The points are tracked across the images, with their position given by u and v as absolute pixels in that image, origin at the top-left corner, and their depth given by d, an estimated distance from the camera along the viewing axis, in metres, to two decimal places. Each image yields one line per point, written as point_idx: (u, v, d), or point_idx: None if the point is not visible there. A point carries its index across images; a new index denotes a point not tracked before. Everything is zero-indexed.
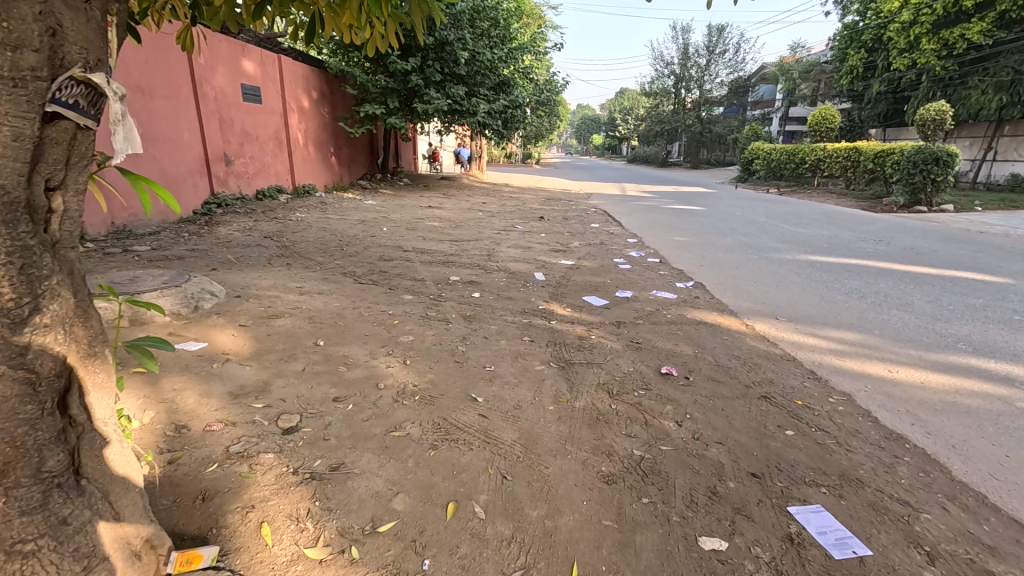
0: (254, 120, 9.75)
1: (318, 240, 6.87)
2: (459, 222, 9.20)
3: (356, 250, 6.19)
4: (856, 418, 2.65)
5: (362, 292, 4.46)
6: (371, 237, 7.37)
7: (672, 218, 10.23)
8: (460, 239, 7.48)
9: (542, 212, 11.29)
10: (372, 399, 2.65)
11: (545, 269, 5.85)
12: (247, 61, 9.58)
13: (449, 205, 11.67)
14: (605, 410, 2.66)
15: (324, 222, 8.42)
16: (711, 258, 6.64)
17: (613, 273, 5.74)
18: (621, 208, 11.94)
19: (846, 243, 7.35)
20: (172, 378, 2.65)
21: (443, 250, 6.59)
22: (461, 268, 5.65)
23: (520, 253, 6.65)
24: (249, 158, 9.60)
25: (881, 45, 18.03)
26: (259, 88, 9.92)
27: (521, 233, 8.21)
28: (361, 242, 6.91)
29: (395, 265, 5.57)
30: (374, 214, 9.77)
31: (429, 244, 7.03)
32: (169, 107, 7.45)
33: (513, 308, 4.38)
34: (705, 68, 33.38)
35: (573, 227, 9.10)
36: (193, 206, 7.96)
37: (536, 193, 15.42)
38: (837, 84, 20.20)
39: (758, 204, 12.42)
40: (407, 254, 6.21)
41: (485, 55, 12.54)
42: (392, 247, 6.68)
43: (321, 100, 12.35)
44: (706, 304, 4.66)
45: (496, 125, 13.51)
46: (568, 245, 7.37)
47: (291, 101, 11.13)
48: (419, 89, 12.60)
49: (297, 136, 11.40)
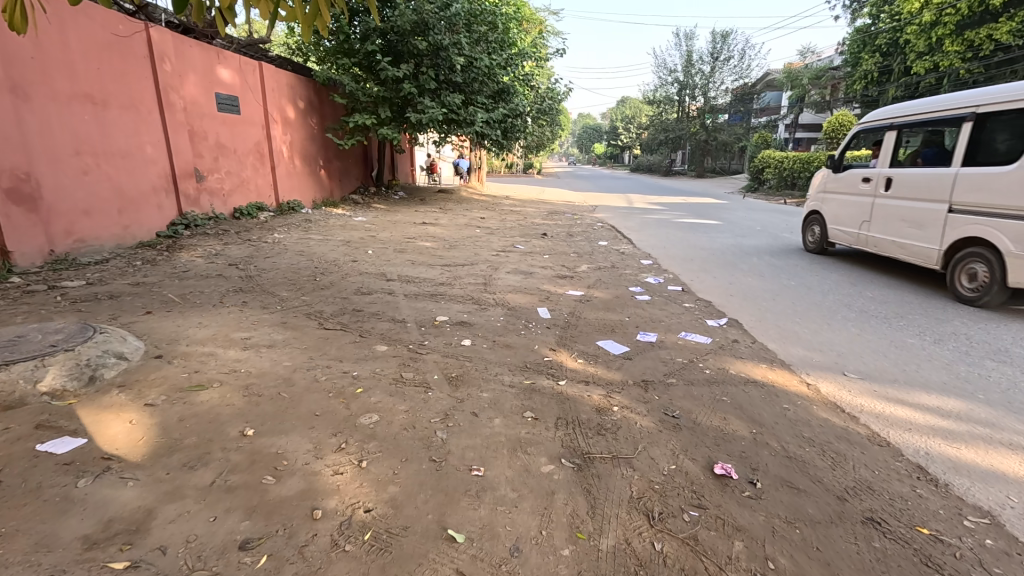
0: (230, 132, 8.97)
1: (291, 267, 6.04)
2: (454, 242, 8.39)
3: (331, 281, 5.36)
4: (1021, 566, 1.79)
5: (326, 342, 3.61)
6: (354, 261, 6.56)
7: (687, 235, 9.38)
8: (453, 263, 6.65)
9: (545, 228, 10.45)
10: (301, 543, 1.78)
11: (549, 302, 5.00)
12: (223, 68, 8.82)
13: (446, 222, 10.88)
14: (646, 557, 1.79)
15: (304, 244, 7.63)
16: (740, 284, 5.77)
17: (629, 306, 4.89)
18: (630, 223, 11.11)
19: (890, 265, 6.50)
20: (3, 516, 1.80)
21: (432, 279, 5.77)
22: (451, 303, 4.81)
23: (521, 281, 5.81)
24: (225, 173, 8.82)
25: (897, 48, 17.38)
26: (237, 97, 9.15)
27: (521, 255, 7.37)
28: (340, 269, 6.09)
29: (372, 300, 4.73)
30: (362, 233, 8.96)
31: (417, 271, 6.19)
32: (128, 118, 6.65)
33: (511, 361, 3.52)
34: (709, 75, 32.74)
35: (579, 247, 8.25)
36: (157, 228, 7.18)
37: (539, 206, 14.63)
38: (850, 89, 19.49)
39: (777, 217, 11.59)
40: (391, 285, 5.37)
41: (483, 61, 11.80)
42: (374, 275, 5.85)
43: (308, 109, 11.59)
44: (749, 352, 3.79)
45: (495, 136, 12.76)
46: (575, 269, 6.52)
47: (274, 111, 10.37)
48: (412, 97, 11.83)
49: (281, 149, 10.64)
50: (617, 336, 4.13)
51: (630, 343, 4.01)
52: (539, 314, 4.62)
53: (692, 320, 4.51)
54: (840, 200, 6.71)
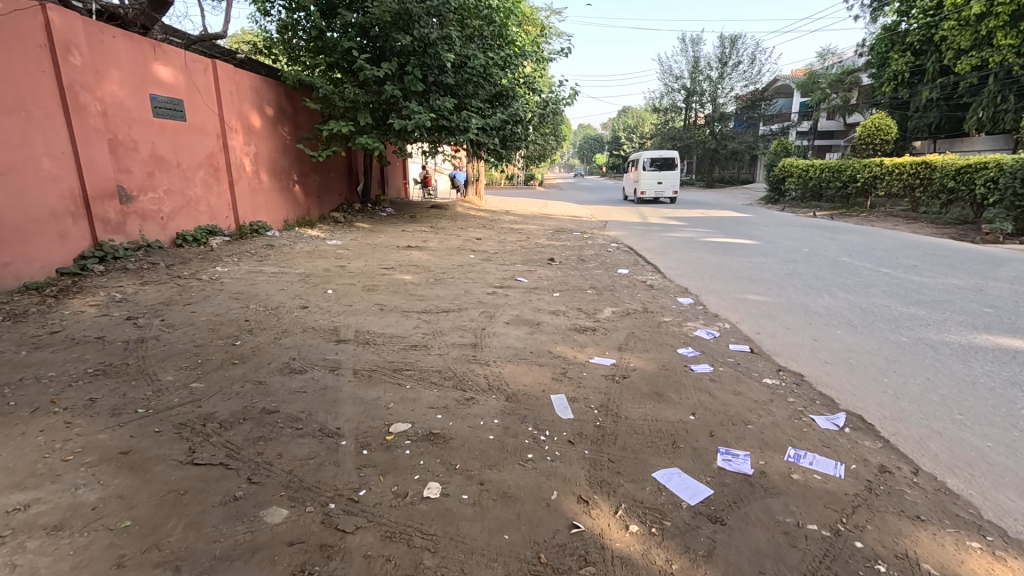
0: (172, 142, 7.45)
1: (212, 320, 4.44)
2: (441, 273, 6.82)
3: (254, 350, 3.75)
4: None
5: (173, 506, 1.99)
6: (306, 307, 5.00)
7: (722, 260, 7.79)
8: (435, 308, 5.06)
9: (551, 252, 8.87)
10: None
11: (566, 380, 3.39)
12: (162, 65, 7.32)
13: (435, 244, 9.31)
14: None
15: (250, 280, 6.04)
16: (827, 340, 4.18)
17: (686, 388, 3.29)
18: (651, 243, 9.56)
19: (1012, 305, 4.92)
20: None
21: (405, 337, 4.20)
22: (423, 389, 3.22)
23: (525, 338, 4.22)
24: (163, 191, 7.27)
25: (931, 46, 16.08)
26: (181, 101, 7.64)
27: (524, 292, 5.79)
28: (279, 322, 4.50)
29: (303, 388, 3.14)
30: (330, 262, 7.39)
31: (384, 323, 4.60)
32: (11, 122, 5.13)
33: (512, 549, 1.90)
34: (718, 81, 31.43)
35: (596, 278, 6.66)
36: (59, 263, 5.60)
37: (543, 223, 13.07)
38: (877, 92, 18.15)
39: (821, 234, 9.99)
40: (342, 353, 3.79)
41: (478, 60, 10.34)
42: (324, 332, 4.27)
43: (277, 117, 10.12)
44: (929, 509, 2.16)
45: (492, 144, 11.27)
46: (595, 315, 4.93)
47: (233, 118, 8.85)
48: (396, 101, 10.34)
49: (243, 161, 9.11)
50: (686, 462, 2.50)
51: (710, 480, 2.37)
52: (555, 409, 2.99)
53: (795, 422, 2.88)
54: (630, 177, 21.95)
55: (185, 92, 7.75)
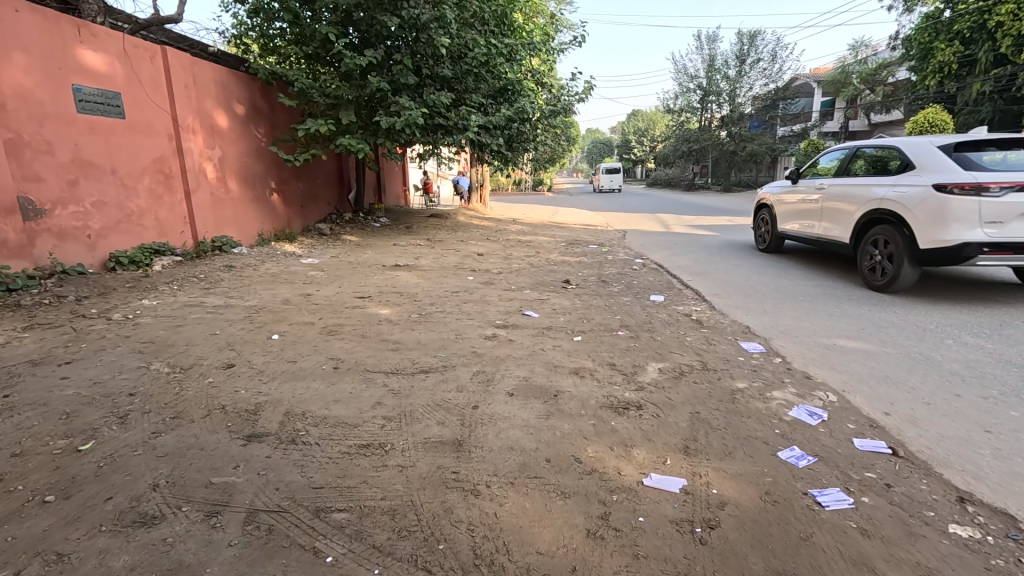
0: (105, 144, 6.12)
1: (77, 395, 3.03)
2: (429, 304, 5.41)
3: (100, 463, 2.34)
4: None
5: None
6: (232, 365, 3.59)
7: (779, 283, 6.30)
8: (409, 366, 3.63)
9: (565, 271, 7.40)
10: None
11: (608, 535, 1.96)
12: (90, 50, 6.01)
13: (429, 263, 7.92)
14: None
15: (175, 319, 4.64)
16: (1008, 434, 2.67)
17: (828, 558, 1.85)
18: (683, 260, 8.09)
19: None
20: None
21: (354, 429, 2.76)
22: (353, 571, 1.78)
23: (536, 428, 2.77)
24: (90, 203, 5.94)
25: (984, 33, 14.53)
26: (117, 94, 6.31)
27: (534, 335, 4.35)
28: (177, 396, 3.09)
29: (129, 571, 1.73)
30: (294, 289, 6.01)
31: (332, 396, 3.17)
32: None
33: None
34: (736, 80, 29.82)
35: (626, 312, 5.19)
36: None
37: (555, 233, 11.66)
38: (920, 85, 16.57)
39: None
40: (242, 468, 2.36)
41: (479, 49, 9.01)
42: (233, 418, 2.83)
43: (249, 116, 8.81)
44: None
45: (496, 145, 9.89)
46: (635, 378, 3.47)
47: (192, 116, 7.53)
48: (384, 96, 8.98)
49: (204, 167, 7.78)
50: None
51: None
52: None
53: None
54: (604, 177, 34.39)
55: (123, 82, 6.42)
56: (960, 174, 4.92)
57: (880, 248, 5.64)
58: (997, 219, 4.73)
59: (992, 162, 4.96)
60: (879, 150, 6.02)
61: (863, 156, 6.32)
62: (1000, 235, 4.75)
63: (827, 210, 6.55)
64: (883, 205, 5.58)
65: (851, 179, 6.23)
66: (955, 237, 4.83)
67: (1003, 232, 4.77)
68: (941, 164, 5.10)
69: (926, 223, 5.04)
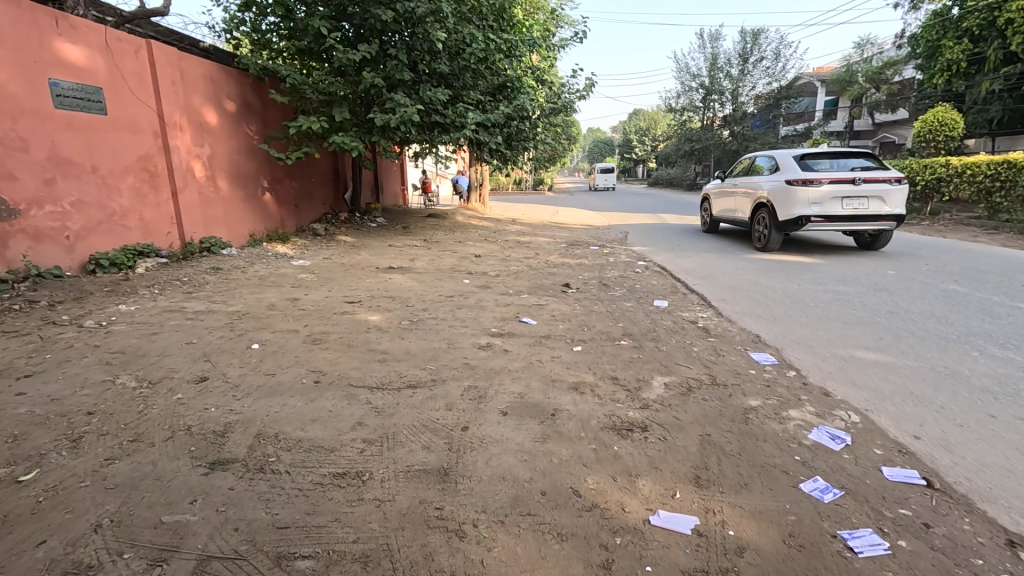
0: (85, 141, 5.87)
1: (29, 414, 2.78)
2: (421, 309, 5.15)
3: (38, 497, 2.09)
4: None
5: None
6: (204, 379, 3.33)
7: (788, 287, 6.04)
8: (396, 380, 3.37)
9: (565, 274, 7.14)
10: None
11: None
12: (69, 43, 5.77)
13: (424, 265, 7.66)
14: None
15: (150, 326, 4.37)
16: None
17: None
18: (687, 263, 7.83)
19: None
20: None
21: (329, 455, 2.50)
22: None
23: (530, 454, 2.51)
24: (68, 203, 5.70)
25: (994, 30, 14.23)
26: (99, 89, 6.06)
27: (531, 344, 4.09)
28: (140, 415, 2.84)
29: None
30: (281, 293, 5.75)
31: (309, 414, 2.91)
32: None
33: None
34: (739, 78, 29.50)
35: (629, 319, 4.93)
36: None
37: (555, 234, 11.40)
38: (928, 83, 16.27)
39: (895, 251, 8.17)
40: (199, 504, 2.10)
41: (477, 44, 8.76)
42: (196, 442, 2.57)
43: (240, 113, 8.56)
44: None
45: (495, 144, 9.64)
46: (639, 395, 3.20)
47: (179, 113, 7.28)
48: (379, 92, 8.72)
49: (193, 165, 7.53)
50: None
51: None
52: None
53: None
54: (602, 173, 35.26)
55: (106, 77, 6.17)
56: (800, 173, 7.63)
57: (760, 223, 8.50)
58: (822, 201, 7.39)
59: (823, 165, 7.64)
60: (770, 156, 8.57)
61: (749, 163, 9.40)
62: (823, 211, 7.40)
63: (736, 204, 9.30)
64: (762, 197, 8.32)
65: (750, 179, 8.84)
66: (797, 212, 7.51)
67: (827, 209, 7.43)
68: (792, 167, 7.80)
69: (783, 204, 7.71)
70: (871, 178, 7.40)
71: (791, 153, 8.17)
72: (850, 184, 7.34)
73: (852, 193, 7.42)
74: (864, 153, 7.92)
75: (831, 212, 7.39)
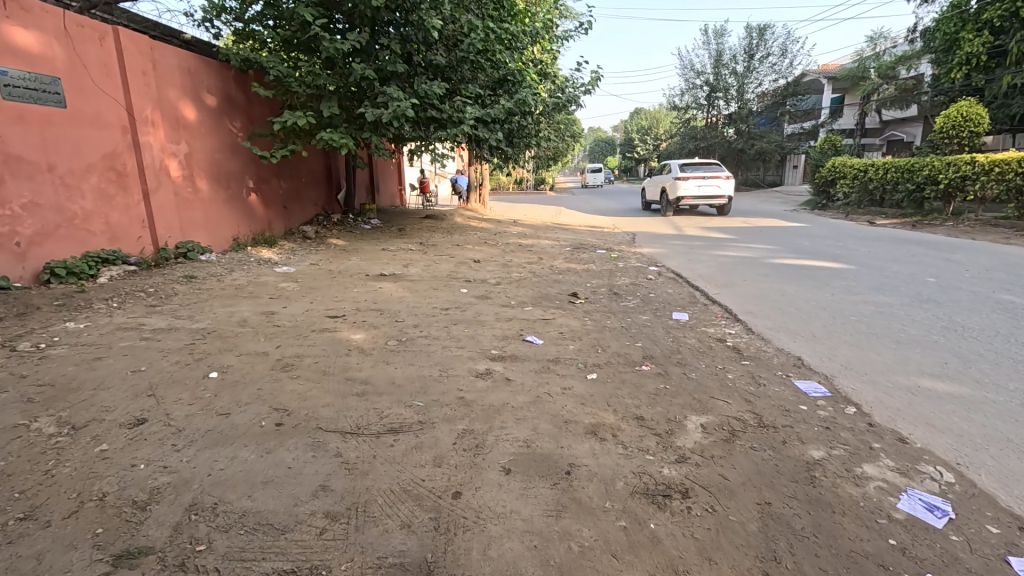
0: (39, 137, 5.28)
1: None
2: (411, 325, 4.55)
3: None
4: None
5: None
6: (140, 423, 2.72)
7: (819, 297, 5.44)
8: (375, 421, 2.78)
9: (571, 282, 6.54)
10: None
11: None
12: (20, 27, 5.18)
13: (418, 271, 7.07)
14: None
15: (95, 349, 3.76)
16: None
17: None
18: (703, 269, 7.19)
19: None
20: None
21: (277, 540, 1.90)
22: None
23: (541, 539, 1.91)
24: (20, 205, 5.11)
25: (1017, 20, 13.59)
26: (55, 79, 5.47)
27: (537, 371, 3.49)
28: (46, 476, 2.24)
29: None
30: (256, 305, 5.16)
31: (261, 473, 2.31)
32: None
33: None
34: (744, 75, 28.84)
35: (647, 336, 4.32)
36: None
37: (558, 237, 10.82)
38: (946, 77, 15.62)
39: (927, 255, 7.56)
40: None
41: (476, 33, 8.14)
42: (106, 521, 1.97)
43: (221, 108, 7.98)
44: None
45: (495, 140, 9.03)
46: (673, 443, 2.59)
47: (152, 107, 6.69)
48: (371, 85, 8.12)
49: (168, 163, 6.94)
50: None
51: None
52: None
53: None
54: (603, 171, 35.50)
55: (64, 64, 5.57)
56: (678, 174, 13.78)
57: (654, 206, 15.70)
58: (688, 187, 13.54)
59: (690, 169, 13.85)
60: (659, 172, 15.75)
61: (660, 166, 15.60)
62: (688, 193, 13.57)
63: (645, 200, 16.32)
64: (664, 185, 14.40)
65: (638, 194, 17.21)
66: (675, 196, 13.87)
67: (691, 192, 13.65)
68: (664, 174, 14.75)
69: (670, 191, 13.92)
70: (713, 174, 13.60)
71: (680, 162, 14.17)
72: (703, 178, 13.46)
73: (704, 182, 13.62)
74: (715, 164, 14.11)
75: (693, 193, 13.54)
